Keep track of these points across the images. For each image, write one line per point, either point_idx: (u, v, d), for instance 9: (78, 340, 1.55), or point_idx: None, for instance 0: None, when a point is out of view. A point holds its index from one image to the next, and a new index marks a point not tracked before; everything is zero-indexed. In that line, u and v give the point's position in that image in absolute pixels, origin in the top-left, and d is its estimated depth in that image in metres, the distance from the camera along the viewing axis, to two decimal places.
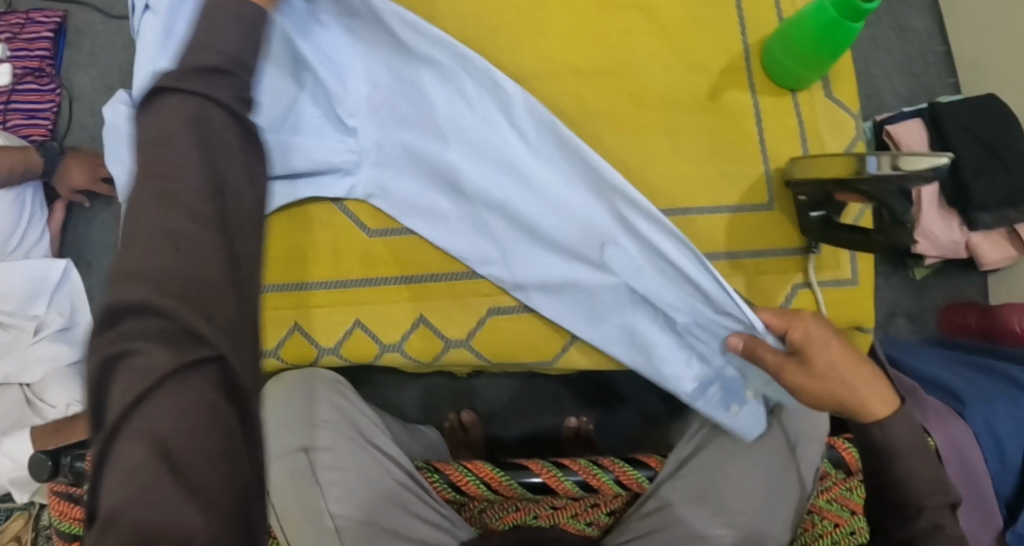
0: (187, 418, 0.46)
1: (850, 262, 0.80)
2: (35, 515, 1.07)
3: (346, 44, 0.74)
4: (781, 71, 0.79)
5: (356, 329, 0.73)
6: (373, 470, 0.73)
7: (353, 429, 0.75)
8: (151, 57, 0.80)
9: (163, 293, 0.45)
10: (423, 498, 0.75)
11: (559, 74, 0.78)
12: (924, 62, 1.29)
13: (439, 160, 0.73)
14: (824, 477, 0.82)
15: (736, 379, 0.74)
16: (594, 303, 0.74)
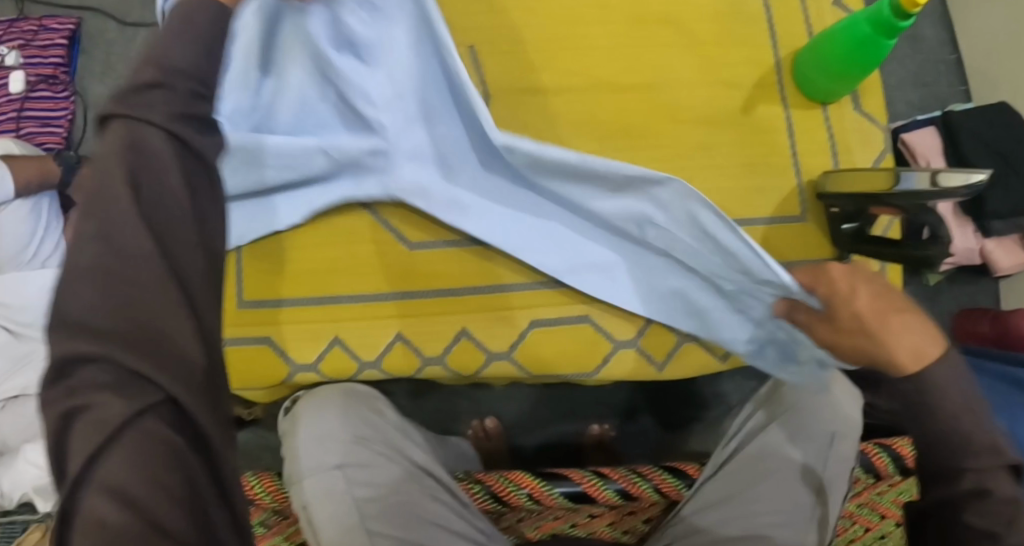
0: (147, 468, 0.44)
1: (880, 273, 0.80)
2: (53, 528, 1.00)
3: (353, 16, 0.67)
4: (813, 86, 0.80)
5: (399, 342, 0.74)
6: (410, 488, 0.72)
7: (386, 433, 0.75)
8: None
9: (107, 340, 0.44)
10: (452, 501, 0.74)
11: (599, 89, 0.80)
12: (936, 72, 1.31)
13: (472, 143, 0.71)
14: (856, 482, 0.84)
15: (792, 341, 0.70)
16: (654, 278, 0.74)
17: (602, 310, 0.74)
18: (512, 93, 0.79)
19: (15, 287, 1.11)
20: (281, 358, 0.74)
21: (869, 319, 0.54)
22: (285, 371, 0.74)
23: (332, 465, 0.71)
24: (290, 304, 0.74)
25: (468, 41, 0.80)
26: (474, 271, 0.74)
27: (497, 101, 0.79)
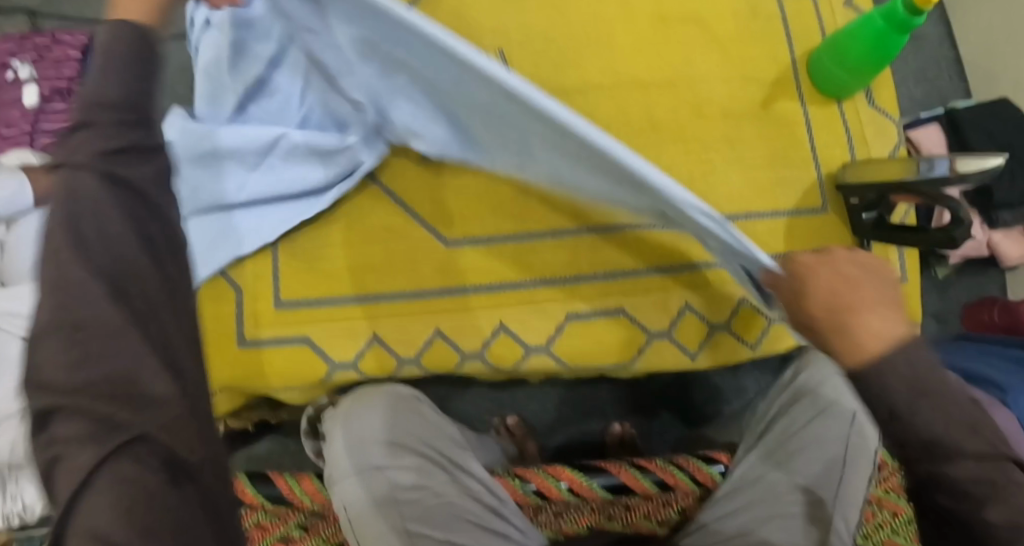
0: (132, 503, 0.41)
1: (899, 259, 0.83)
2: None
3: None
4: (828, 79, 0.82)
5: (437, 338, 0.75)
6: (432, 477, 0.72)
7: (417, 414, 0.75)
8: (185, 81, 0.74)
9: (81, 394, 0.41)
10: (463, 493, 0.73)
11: (625, 86, 0.82)
12: (937, 68, 1.34)
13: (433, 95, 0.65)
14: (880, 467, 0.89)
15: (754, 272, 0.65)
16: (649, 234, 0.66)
17: (635, 301, 0.77)
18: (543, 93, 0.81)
19: None
20: (320, 358, 0.75)
21: (826, 301, 0.54)
22: (324, 371, 0.75)
23: (372, 465, 0.71)
24: (329, 303, 0.75)
25: (497, 43, 0.82)
26: (512, 267, 0.76)
27: None
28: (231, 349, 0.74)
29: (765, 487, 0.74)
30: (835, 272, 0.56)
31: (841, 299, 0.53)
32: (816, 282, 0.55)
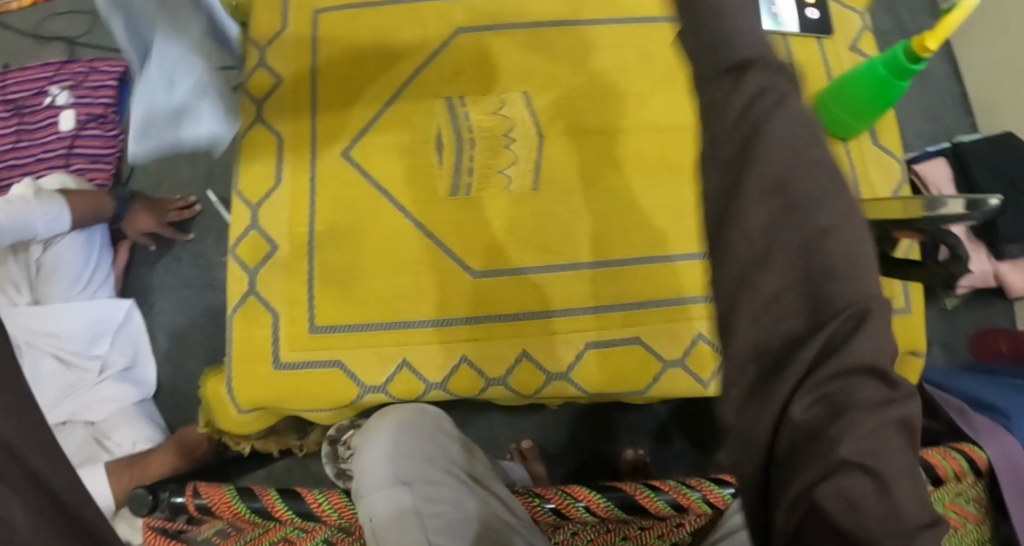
0: None
1: (904, 293, 0.89)
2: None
3: None
4: (832, 120, 0.85)
5: (463, 364, 0.79)
6: (452, 485, 0.76)
7: (433, 427, 0.80)
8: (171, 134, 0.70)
9: None
10: (479, 507, 0.77)
11: (642, 128, 0.85)
12: (944, 105, 1.38)
13: None
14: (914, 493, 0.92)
15: None
16: None
17: (651, 331, 0.80)
18: (564, 134, 0.84)
19: (66, 317, 1.15)
20: (351, 381, 0.79)
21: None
22: (355, 392, 0.79)
23: (401, 480, 0.73)
24: (361, 329, 0.79)
25: (520, 86, 0.85)
26: (532, 298, 0.80)
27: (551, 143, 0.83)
28: (265, 371, 0.79)
29: None
30: None
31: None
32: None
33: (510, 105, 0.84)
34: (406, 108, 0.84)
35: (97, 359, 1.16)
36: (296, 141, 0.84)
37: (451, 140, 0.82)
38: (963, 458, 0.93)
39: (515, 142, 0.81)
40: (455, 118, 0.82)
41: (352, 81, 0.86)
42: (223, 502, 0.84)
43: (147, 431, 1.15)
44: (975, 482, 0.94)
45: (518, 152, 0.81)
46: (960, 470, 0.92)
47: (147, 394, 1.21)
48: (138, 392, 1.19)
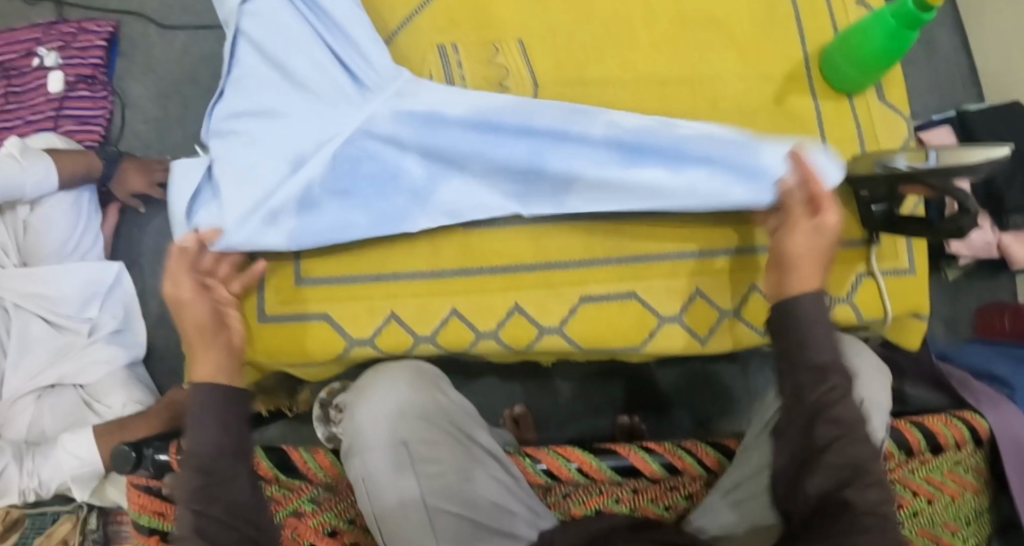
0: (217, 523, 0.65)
1: (907, 253, 0.85)
2: (84, 519, 1.07)
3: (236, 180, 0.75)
4: (840, 77, 0.83)
5: (453, 317, 0.77)
6: (451, 451, 0.74)
7: (433, 384, 0.76)
8: (257, 85, 0.77)
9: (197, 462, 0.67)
10: (484, 468, 0.75)
11: (641, 81, 0.84)
12: (952, 76, 1.35)
13: (270, 178, 0.75)
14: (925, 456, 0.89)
15: (295, 81, 0.77)
16: (255, 84, 0.77)
17: (648, 286, 0.78)
18: (561, 85, 0.82)
19: (55, 279, 1.13)
20: (338, 333, 0.77)
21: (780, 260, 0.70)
22: (342, 345, 0.77)
23: (398, 440, 0.72)
24: (350, 281, 0.78)
25: (516, 34, 0.83)
26: (525, 251, 0.78)
27: (547, 91, 0.82)
28: (252, 323, 0.77)
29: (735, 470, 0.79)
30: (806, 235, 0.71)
31: (788, 275, 0.69)
32: (798, 241, 0.70)
33: (505, 54, 0.83)
34: (401, 60, 0.83)
35: (88, 321, 1.15)
36: None
37: None
38: (964, 426, 0.91)
39: (510, 90, 0.81)
40: (449, 69, 0.82)
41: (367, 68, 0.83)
42: None
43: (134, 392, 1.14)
44: (974, 450, 0.92)
45: None
46: (960, 439, 0.90)
47: (138, 356, 1.19)
48: (128, 354, 1.16)
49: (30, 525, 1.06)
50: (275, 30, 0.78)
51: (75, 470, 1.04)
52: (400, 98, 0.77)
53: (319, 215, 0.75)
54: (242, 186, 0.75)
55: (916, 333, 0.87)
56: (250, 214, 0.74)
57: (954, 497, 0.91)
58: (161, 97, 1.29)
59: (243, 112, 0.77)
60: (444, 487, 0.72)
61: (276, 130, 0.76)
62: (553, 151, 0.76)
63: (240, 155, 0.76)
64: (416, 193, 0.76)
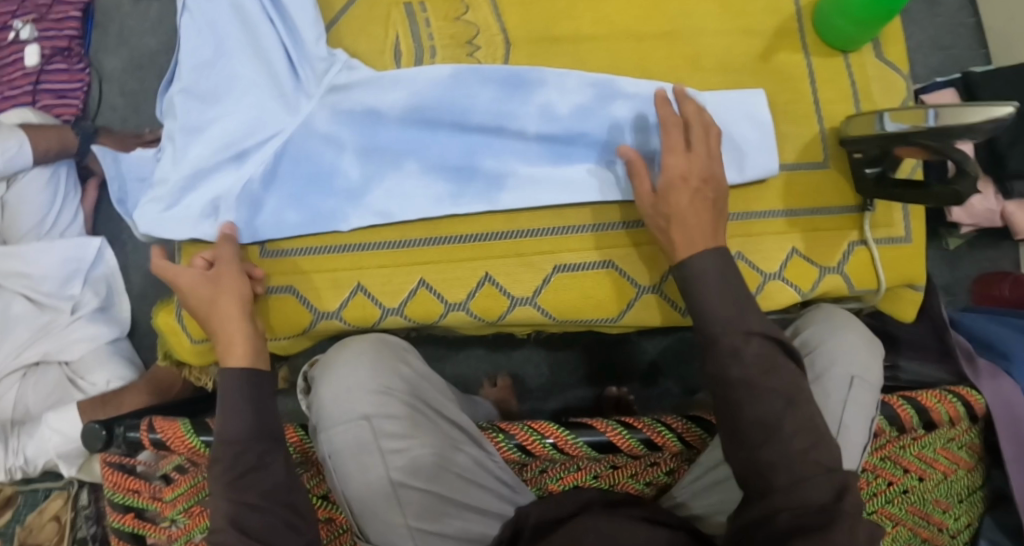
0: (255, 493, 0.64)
1: (903, 220, 0.79)
2: (74, 496, 1.02)
3: (182, 172, 0.78)
4: (832, 31, 0.78)
5: (421, 289, 0.75)
6: (418, 425, 0.71)
7: (395, 355, 0.74)
8: (199, 75, 0.78)
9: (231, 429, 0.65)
10: (450, 439, 0.73)
11: (619, 37, 0.80)
12: (954, 35, 1.30)
13: (212, 171, 0.78)
14: (911, 432, 0.87)
15: (235, 74, 0.78)
16: (193, 75, 0.78)
17: (625, 254, 0.75)
18: (534, 43, 0.80)
19: (34, 256, 1.10)
20: (304, 306, 0.76)
21: (680, 224, 0.69)
22: (308, 319, 0.76)
23: (361, 414, 0.70)
24: (318, 253, 0.76)
25: None
26: (493, 219, 0.76)
27: (518, 50, 0.80)
28: None
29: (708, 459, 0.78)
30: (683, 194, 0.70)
31: (685, 233, 0.69)
32: (684, 204, 0.69)
33: (474, 10, 0.81)
34: (364, 17, 0.81)
35: (70, 299, 1.12)
36: None
37: (411, 51, 0.80)
38: (958, 402, 0.87)
39: (479, 50, 0.80)
40: (416, 28, 0.80)
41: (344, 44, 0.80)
42: (178, 438, 0.77)
43: (118, 368, 1.11)
44: (969, 427, 0.89)
45: (480, 61, 0.80)
46: (955, 416, 0.87)
47: (123, 331, 1.17)
48: (112, 331, 1.14)
49: (23, 502, 1.02)
50: (220, 17, 0.79)
51: (60, 445, 1.02)
52: (335, 89, 0.78)
53: (255, 207, 0.77)
54: (183, 179, 0.78)
55: (910, 302, 0.82)
56: (193, 210, 0.77)
57: (946, 473, 0.90)
58: (138, 68, 1.25)
59: (184, 106, 0.78)
60: (409, 464, 0.70)
61: (219, 125, 0.78)
62: (492, 142, 0.77)
63: (186, 149, 0.78)
64: (354, 188, 0.77)
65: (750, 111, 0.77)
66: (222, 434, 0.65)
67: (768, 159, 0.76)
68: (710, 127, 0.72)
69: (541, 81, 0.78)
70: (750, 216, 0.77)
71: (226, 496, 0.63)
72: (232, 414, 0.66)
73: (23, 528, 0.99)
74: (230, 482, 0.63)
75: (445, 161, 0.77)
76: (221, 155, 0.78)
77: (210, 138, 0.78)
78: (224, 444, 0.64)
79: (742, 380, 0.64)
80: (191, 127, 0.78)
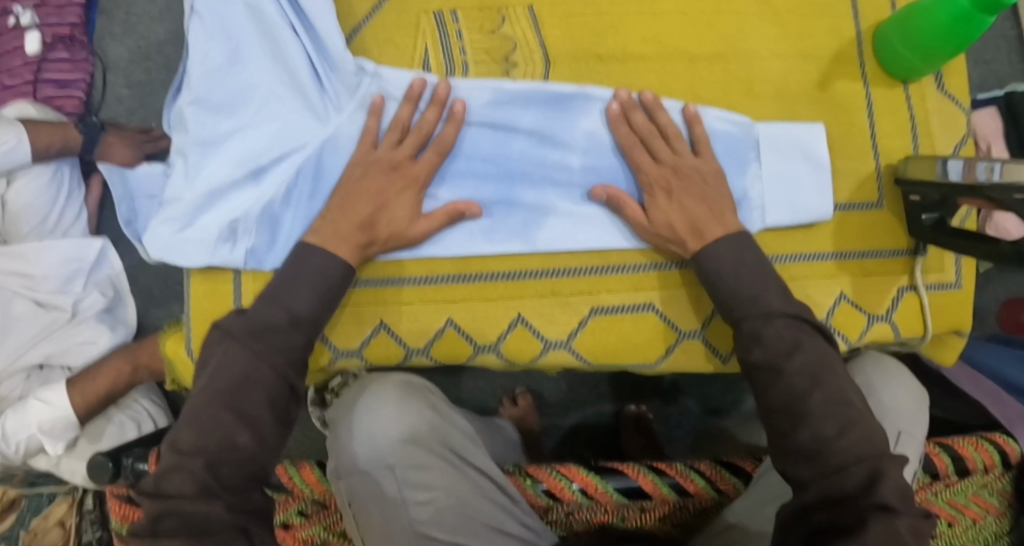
0: (247, 377, 0.61)
1: (954, 265, 0.75)
2: (80, 501, 0.99)
3: (198, 190, 0.73)
4: (893, 60, 0.74)
5: (449, 329, 0.72)
6: (446, 473, 0.69)
7: (422, 400, 0.72)
8: (213, 83, 0.73)
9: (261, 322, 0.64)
10: (481, 486, 0.70)
11: (668, 58, 0.76)
12: (995, 48, 1.18)
13: (229, 190, 0.73)
14: (941, 478, 0.82)
15: (252, 84, 0.73)
16: (206, 84, 0.73)
17: (664, 296, 0.73)
18: (576, 61, 0.75)
19: (34, 256, 1.04)
20: (323, 344, 0.72)
21: (726, 246, 0.68)
22: (327, 356, 0.72)
23: (384, 464, 0.68)
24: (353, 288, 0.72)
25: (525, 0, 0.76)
26: (530, 258, 0.73)
27: (558, 68, 0.75)
28: None
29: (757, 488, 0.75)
30: (715, 223, 0.69)
31: (679, 237, 0.70)
32: (669, 213, 0.70)
33: (511, 22, 0.76)
34: (391, 27, 0.75)
35: (71, 299, 1.06)
36: (283, 64, 0.73)
37: (441, 65, 0.75)
38: (994, 449, 0.84)
39: (515, 67, 0.75)
40: (446, 40, 0.75)
41: (371, 55, 0.75)
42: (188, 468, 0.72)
43: (144, 389, 1.07)
44: (1002, 473, 0.86)
45: (516, 79, 0.75)
46: (989, 464, 0.84)
47: (129, 334, 1.11)
48: (117, 335, 1.08)
49: (26, 507, 0.97)
50: (238, 18, 0.73)
51: (45, 417, 0.95)
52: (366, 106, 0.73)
53: (280, 231, 0.73)
54: (200, 198, 0.73)
55: (952, 349, 0.79)
56: (209, 229, 0.73)
57: (976, 519, 0.84)
58: (143, 58, 1.18)
59: (196, 120, 0.73)
60: (433, 515, 0.68)
61: (239, 141, 0.73)
62: (530, 171, 0.73)
63: (201, 166, 0.73)
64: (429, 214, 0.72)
65: (807, 145, 0.74)
66: (271, 318, 0.64)
67: (819, 201, 0.73)
68: (666, 124, 0.71)
69: (583, 105, 0.73)
70: (797, 258, 0.74)
71: (273, 370, 0.62)
72: (275, 304, 0.65)
73: (27, 532, 0.93)
74: (277, 362, 0.63)
75: (480, 190, 0.72)
76: (244, 175, 0.73)
77: (230, 155, 0.73)
78: (291, 323, 0.65)
79: (797, 400, 0.63)
80: (206, 143, 0.73)
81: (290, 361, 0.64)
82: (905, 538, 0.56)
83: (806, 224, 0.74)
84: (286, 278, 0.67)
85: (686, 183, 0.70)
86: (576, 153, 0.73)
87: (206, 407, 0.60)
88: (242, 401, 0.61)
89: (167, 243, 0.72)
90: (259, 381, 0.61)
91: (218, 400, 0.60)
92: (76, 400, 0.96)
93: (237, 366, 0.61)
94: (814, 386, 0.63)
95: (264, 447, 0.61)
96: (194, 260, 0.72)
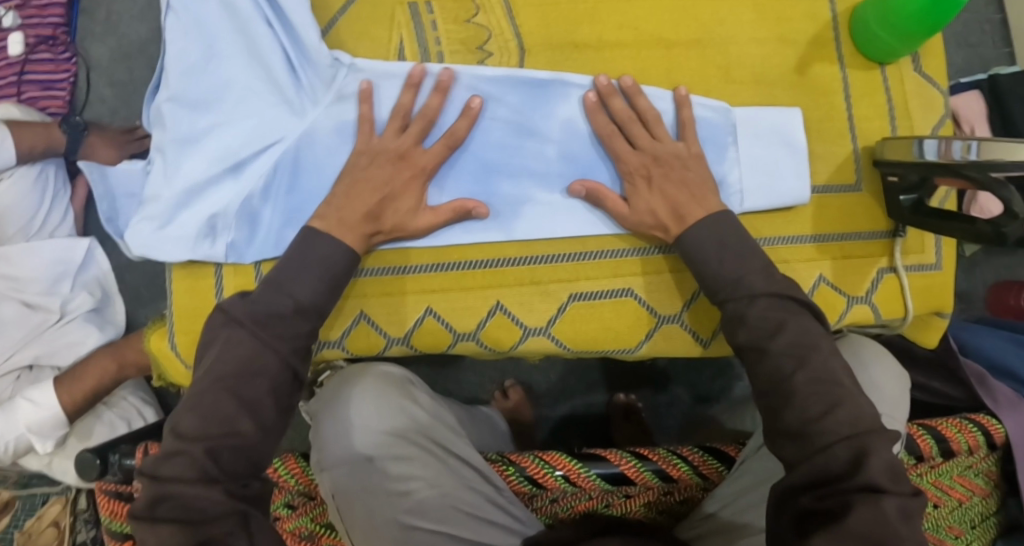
0: (250, 363, 0.61)
1: (935, 246, 0.76)
2: (73, 500, 0.99)
3: (177, 188, 0.73)
4: (869, 42, 0.74)
5: (428, 317, 0.72)
6: (427, 463, 0.70)
7: (402, 392, 0.72)
8: (190, 80, 0.73)
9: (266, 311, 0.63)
10: (464, 475, 0.70)
11: (645, 45, 0.76)
12: (980, 31, 1.18)
13: (208, 186, 0.73)
14: (927, 460, 0.82)
15: (229, 80, 0.73)
16: (182, 81, 0.72)
17: (642, 281, 0.73)
18: (553, 49, 0.75)
19: (20, 257, 1.04)
20: None
21: (706, 229, 0.68)
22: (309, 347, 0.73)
23: (364, 456, 0.68)
24: None
25: None
26: (507, 245, 0.73)
27: (534, 57, 0.75)
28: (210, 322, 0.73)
29: (743, 473, 0.75)
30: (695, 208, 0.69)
31: (661, 223, 0.70)
32: (650, 200, 0.70)
33: (486, 11, 0.75)
34: (367, 18, 0.75)
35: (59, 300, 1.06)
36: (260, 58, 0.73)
37: (417, 57, 0.75)
38: (978, 431, 0.83)
39: (491, 56, 0.75)
40: (422, 31, 0.75)
41: (348, 47, 0.75)
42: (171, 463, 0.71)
43: (130, 385, 1.06)
44: (987, 455, 0.86)
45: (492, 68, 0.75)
46: (974, 445, 0.83)
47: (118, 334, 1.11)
48: (106, 334, 1.08)
49: (21, 507, 0.98)
50: (213, 13, 0.73)
51: (33, 417, 0.95)
52: (343, 99, 0.73)
53: (258, 226, 0.73)
54: (178, 195, 0.73)
55: (934, 331, 0.79)
56: (188, 226, 0.73)
57: (962, 500, 0.85)
58: (126, 58, 1.18)
59: (174, 117, 0.73)
60: (414, 504, 0.68)
61: (216, 137, 0.73)
62: (508, 159, 0.73)
63: (180, 163, 0.73)
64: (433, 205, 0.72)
65: (784, 128, 0.74)
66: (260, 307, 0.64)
67: (798, 184, 0.73)
68: (645, 109, 0.71)
69: (559, 92, 0.73)
70: (778, 241, 0.74)
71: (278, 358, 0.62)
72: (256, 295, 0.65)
73: (22, 532, 0.93)
74: (280, 349, 0.63)
75: (459, 180, 0.72)
76: (222, 171, 0.73)
77: (208, 151, 0.73)
78: (295, 312, 0.64)
79: (779, 382, 0.63)
80: (184, 140, 0.73)
81: (295, 348, 0.63)
82: (886, 516, 0.56)
83: (783, 207, 0.74)
84: (291, 264, 0.66)
85: (665, 169, 0.70)
86: (553, 141, 0.73)
87: (207, 392, 0.60)
88: (243, 388, 0.60)
89: (148, 239, 0.72)
90: (264, 368, 0.61)
91: (221, 385, 0.60)
92: (64, 399, 0.97)
93: (246, 351, 0.61)
94: (798, 368, 0.63)
95: (264, 435, 0.61)
96: (174, 256, 0.72)
